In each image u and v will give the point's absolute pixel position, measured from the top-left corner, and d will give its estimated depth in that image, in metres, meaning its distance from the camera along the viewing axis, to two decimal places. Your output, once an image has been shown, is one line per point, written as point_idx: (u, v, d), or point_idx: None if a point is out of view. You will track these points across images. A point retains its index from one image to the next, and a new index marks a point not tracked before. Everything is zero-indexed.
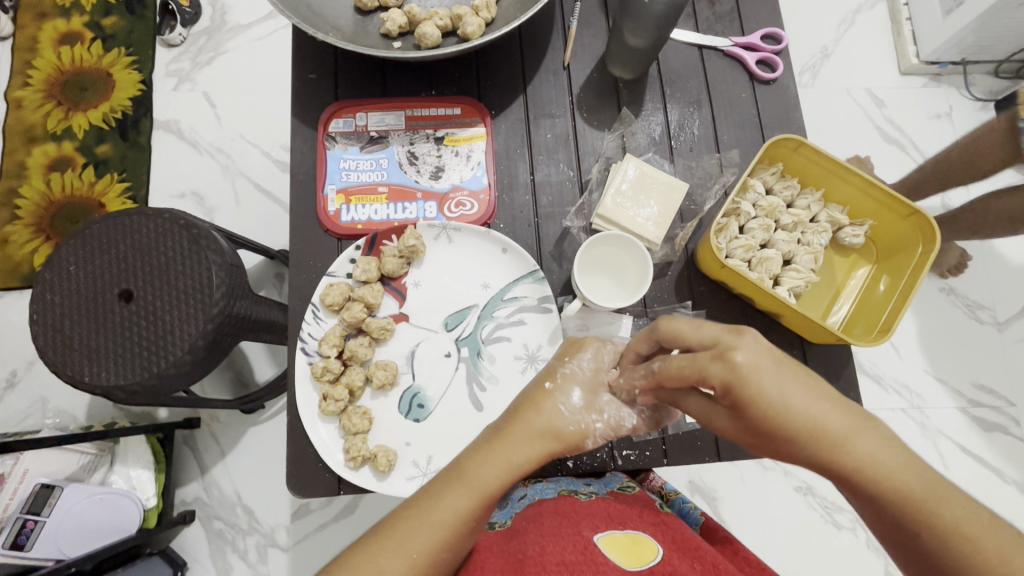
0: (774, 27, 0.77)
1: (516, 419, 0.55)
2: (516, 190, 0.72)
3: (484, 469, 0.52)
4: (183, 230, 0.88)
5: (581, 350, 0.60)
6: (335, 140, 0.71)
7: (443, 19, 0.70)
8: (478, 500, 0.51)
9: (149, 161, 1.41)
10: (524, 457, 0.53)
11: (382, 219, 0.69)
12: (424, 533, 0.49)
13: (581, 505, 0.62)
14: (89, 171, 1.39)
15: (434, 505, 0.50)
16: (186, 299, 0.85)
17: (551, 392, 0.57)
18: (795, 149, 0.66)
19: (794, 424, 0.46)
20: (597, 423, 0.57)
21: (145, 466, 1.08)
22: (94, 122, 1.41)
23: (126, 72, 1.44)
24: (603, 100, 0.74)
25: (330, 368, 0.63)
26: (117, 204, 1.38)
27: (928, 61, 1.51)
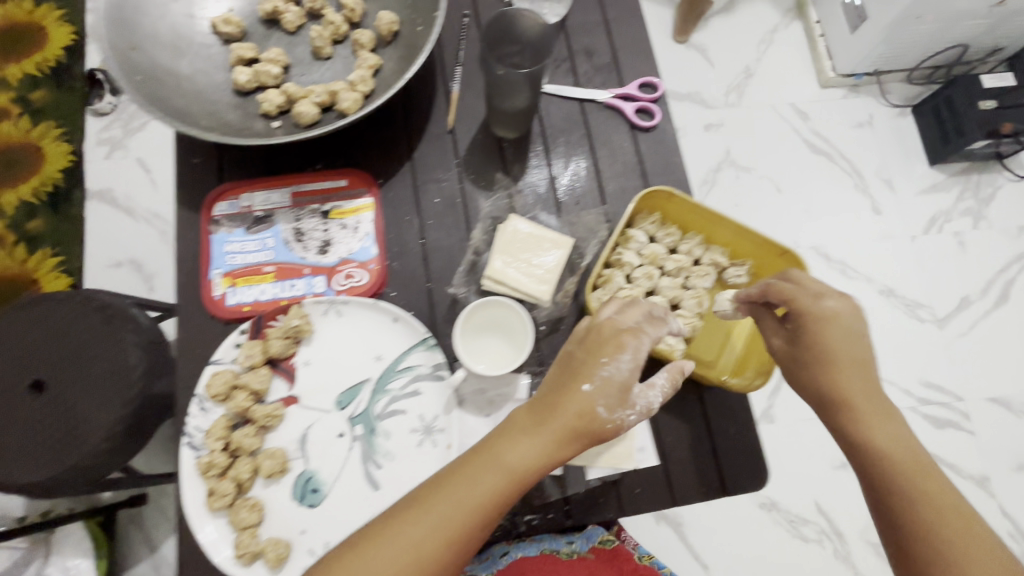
0: (650, 76, 0.79)
1: (546, 405, 0.52)
2: (406, 256, 0.71)
3: (516, 450, 0.50)
4: (96, 312, 0.92)
5: (620, 349, 0.52)
6: (220, 223, 0.71)
7: (320, 95, 0.71)
8: (508, 480, 0.49)
9: (82, 233, 1.39)
10: (547, 437, 0.50)
11: (270, 299, 0.69)
12: (453, 511, 0.49)
13: (563, 563, 0.70)
14: (20, 248, 1.37)
15: (462, 478, 0.50)
16: (103, 384, 0.88)
17: (596, 386, 0.51)
18: (668, 199, 0.68)
19: (835, 392, 0.54)
20: (630, 416, 0.52)
21: (83, 554, 1.06)
22: (24, 198, 1.39)
23: (56, 144, 1.43)
24: (489, 160, 0.75)
25: (214, 463, 0.61)
26: (52, 278, 1.35)
27: (845, 74, 1.58)
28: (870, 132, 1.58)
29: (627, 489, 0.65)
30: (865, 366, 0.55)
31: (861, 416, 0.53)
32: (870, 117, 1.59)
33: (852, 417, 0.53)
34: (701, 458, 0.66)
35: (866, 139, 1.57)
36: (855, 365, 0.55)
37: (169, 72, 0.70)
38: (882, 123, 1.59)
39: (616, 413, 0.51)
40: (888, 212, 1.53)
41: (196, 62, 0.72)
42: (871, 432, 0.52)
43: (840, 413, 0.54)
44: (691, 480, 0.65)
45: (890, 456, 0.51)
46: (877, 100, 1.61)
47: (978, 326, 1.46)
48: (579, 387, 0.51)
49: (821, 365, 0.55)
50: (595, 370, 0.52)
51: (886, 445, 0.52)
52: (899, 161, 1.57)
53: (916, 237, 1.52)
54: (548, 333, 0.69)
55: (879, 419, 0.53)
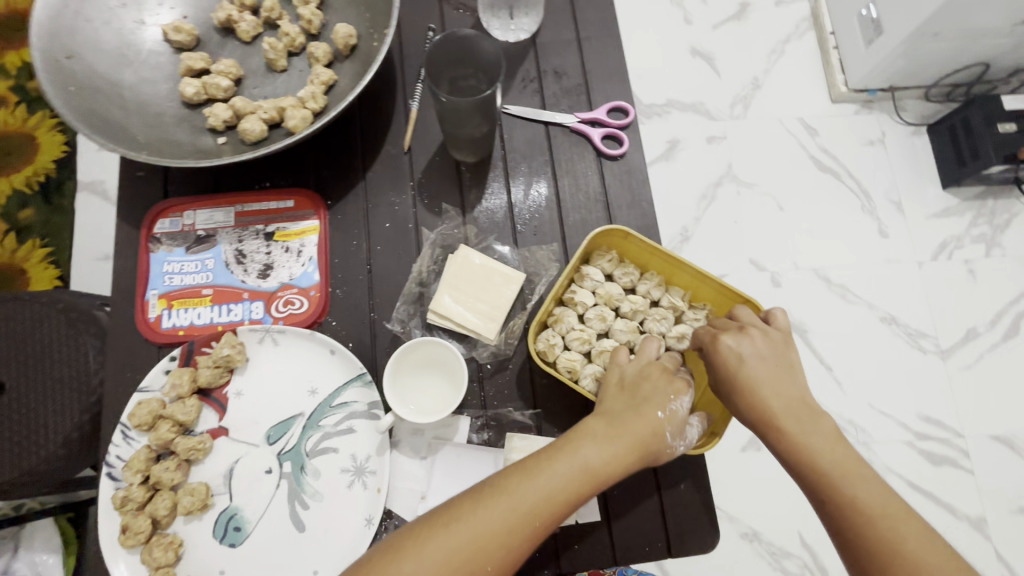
0: (621, 100, 0.75)
1: (623, 417, 0.54)
2: (351, 283, 0.68)
3: (598, 450, 0.52)
4: (61, 314, 0.92)
5: (688, 388, 0.57)
6: (160, 241, 0.68)
7: (267, 111, 0.68)
8: (587, 482, 0.51)
9: (72, 224, 1.40)
10: (620, 447, 0.52)
11: (206, 323, 0.66)
12: (532, 499, 0.49)
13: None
14: (11, 237, 1.38)
15: (544, 470, 0.51)
16: (62, 388, 0.88)
17: (667, 411, 0.55)
18: (626, 238, 0.64)
19: (759, 414, 0.55)
20: (679, 446, 0.56)
21: (53, 550, 1.12)
22: (18, 186, 1.40)
23: (50, 134, 1.44)
24: (445, 184, 0.72)
25: (131, 497, 0.58)
26: (40, 269, 1.36)
27: (857, 89, 1.51)
28: (881, 150, 1.50)
29: (564, 544, 0.61)
30: (783, 384, 0.55)
31: (784, 430, 0.53)
32: (883, 135, 1.51)
33: (779, 434, 0.53)
34: (646, 516, 0.62)
35: (877, 158, 1.50)
36: (776, 382, 0.55)
37: (110, 84, 0.67)
38: (895, 142, 1.51)
39: (674, 443, 0.55)
40: (895, 236, 1.45)
41: (143, 72, 0.70)
42: (805, 448, 0.52)
43: (767, 433, 0.54)
44: (634, 539, 0.61)
45: (830, 471, 0.50)
46: (891, 117, 1.52)
47: (984, 359, 1.38)
48: (658, 409, 0.55)
49: (738, 391, 0.55)
50: (665, 401, 0.56)
51: (817, 453, 0.51)
52: (910, 183, 1.49)
53: (924, 263, 1.44)
54: (492, 373, 0.65)
55: (810, 432, 0.52)
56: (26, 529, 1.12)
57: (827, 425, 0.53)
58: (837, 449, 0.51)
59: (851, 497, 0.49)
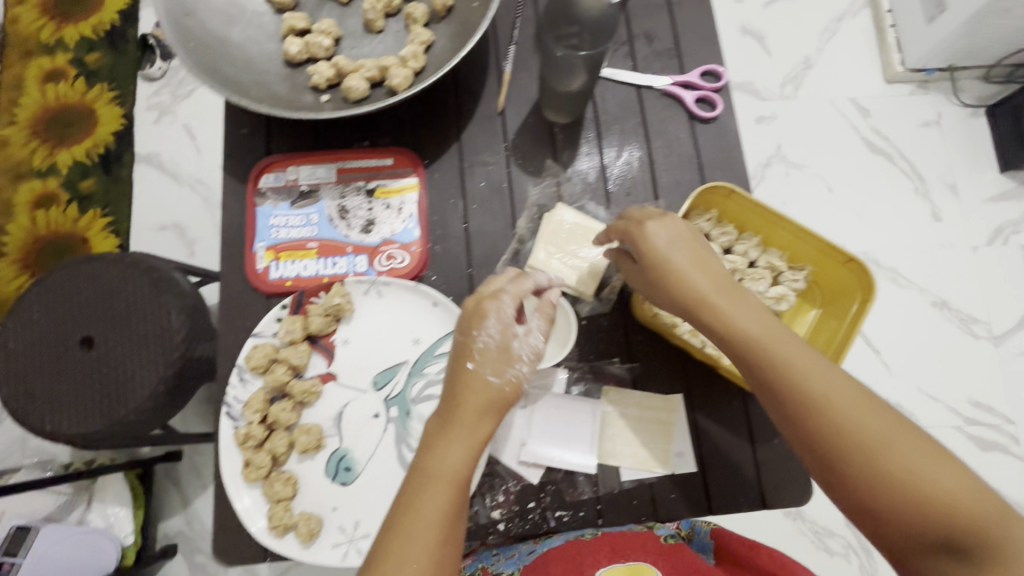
0: (713, 64, 0.75)
1: (448, 406, 0.47)
2: (449, 240, 0.70)
3: (439, 456, 0.45)
4: (144, 274, 0.94)
5: (483, 318, 0.50)
6: (266, 196, 0.71)
7: (370, 70, 0.69)
8: (449, 489, 0.44)
9: (130, 194, 1.43)
10: (452, 439, 0.46)
11: (312, 275, 0.69)
12: (420, 540, 0.42)
13: (586, 547, 0.58)
14: (72, 206, 1.42)
15: (411, 512, 0.43)
16: (147, 345, 0.91)
17: (499, 351, 0.49)
18: (727, 196, 0.64)
19: (692, 303, 0.51)
20: (523, 366, 0.49)
21: (122, 503, 1.15)
22: (78, 158, 1.44)
23: (108, 106, 1.47)
24: (538, 145, 0.73)
25: (252, 435, 0.61)
26: (100, 237, 1.41)
27: (914, 68, 1.42)
28: (937, 133, 1.42)
29: (662, 494, 0.63)
30: (708, 264, 0.53)
31: (717, 307, 0.50)
32: (939, 117, 1.43)
33: (713, 312, 0.50)
34: (742, 469, 0.63)
35: (932, 141, 1.42)
36: (693, 268, 0.52)
37: (221, 42, 0.70)
38: (952, 124, 1.43)
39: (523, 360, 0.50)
40: (948, 220, 1.38)
41: (249, 31, 0.72)
42: (734, 324, 0.49)
43: (697, 313, 0.51)
44: (730, 489, 0.63)
45: (763, 342, 0.48)
46: (947, 98, 1.44)
47: None
48: (466, 370, 0.48)
49: (665, 278, 0.53)
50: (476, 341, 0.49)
51: (748, 327, 0.49)
52: (967, 165, 1.42)
53: (978, 247, 1.38)
54: (588, 329, 0.67)
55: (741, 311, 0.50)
56: (98, 483, 1.15)
57: (753, 300, 0.51)
58: (771, 327, 0.49)
59: (796, 369, 0.47)
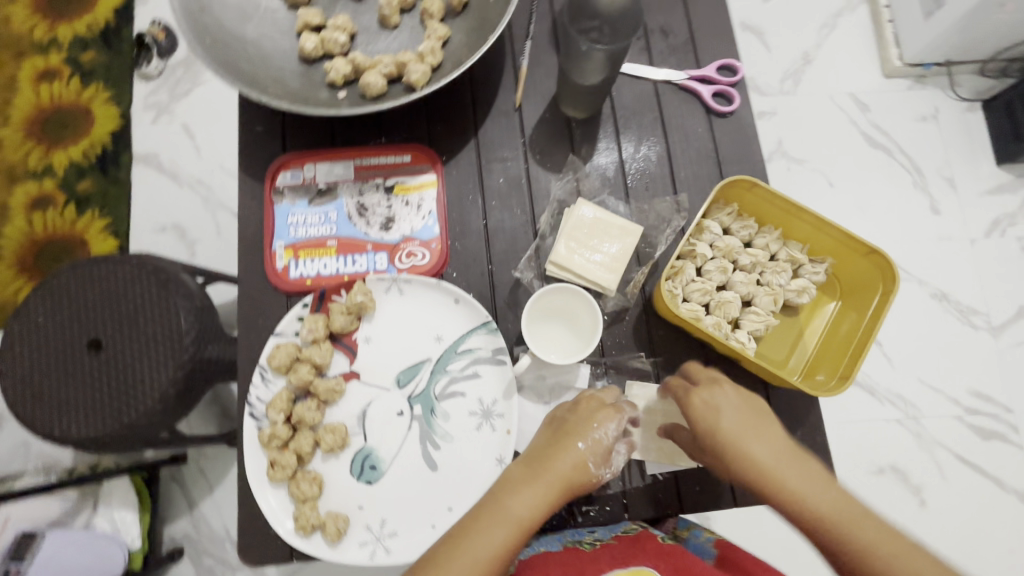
0: (729, 58, 0.75)
1: (540, 466, 0.55)
2: (469, 236, 0.70)
3: (515, 498, 0.52)
4: (151, 276, 0.93)
5: (610, 416, 0.58)
6: (283, 194, 0.70)
7: (388, 66, 0.69)
8: (514, 532, 0.50)
9: (130, 195, 1.41)
10: (527, 499, 0.52)
11: (332, 273, 0.68)
12: (470, 564, 0.48)
13: (587, 556, 0.58)
14: (70, 208, 1.40)
15: (475, 535, 0.50)
16: (156, 347, 0.89)
17: (595, 446, 0.57)
18: (749, 189, 0.64)
19: (740, 462, 0.53)
20: (607, 472, 0.58)
21: (129, 507, 1.12)
22: (74, 158, 1.41)
23: (105, 106, 1.44)
24: (556, 140, 0.73)
25: (276, 435, 0.61)
26: (100, 239, 1.38)
27: (912, 63, 1.40)
28: (935, 128, 1.40)
29: (687, 486, 0.63)
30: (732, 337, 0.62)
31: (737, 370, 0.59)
32: (936, 111, 1.40)
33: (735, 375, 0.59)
34: None
35: (930, 136, 1.39)
36: (750, 426, 0.54)
37: (236, 39, 0.69)
38: (949, 119, 1.40)
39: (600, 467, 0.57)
40: (948, 213, 1.36)
41: (263, 28, 0.71)
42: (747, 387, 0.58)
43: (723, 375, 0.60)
44: None
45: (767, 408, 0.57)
46: (944, 92, 1.42)
47: None
48: (574, 449, 0.56)
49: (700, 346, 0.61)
50: (587, 430, 0.57)
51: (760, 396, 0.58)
52: (964, 159, 1.39)
53: (976, 240, 1.35)
54: (610, 323, 0.67)
55: (798, 474, 0.51)
56: (103, 488, 1.14)
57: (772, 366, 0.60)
58: (837, 493, 0.49)
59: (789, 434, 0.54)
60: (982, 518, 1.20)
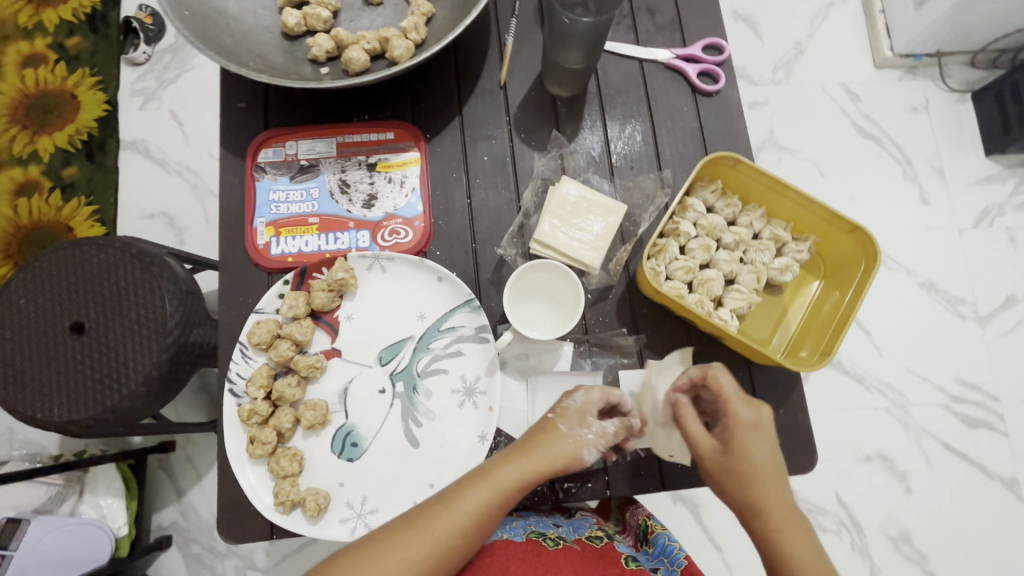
0: (716, 37, 0.75)
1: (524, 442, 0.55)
2: (452, 215, 0.70)
3: (501, 467, 0.53)
4: (134, 259, 0.91)
5: (573, 390, 0.59)
6: (265, 170, 0.69)
7: (371, 42, 0.68)
8: (493, 498, 0.52)
9: (116, 182, 1.40)
10: (506, 473, 0.53)
11: (314, 251, 0.68)
12: (448, 525, 0.50)
13: (548, 555, 0.58)
14: (56, 194, 1.38)
15: (460, 498, 0.51)
16: (139, 330, 0.89)
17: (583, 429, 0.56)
18: (732, 166, 0.64)
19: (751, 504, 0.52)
20: (588, 434, 0.57)
21: (115, 494, 1.12)
22: (60, 145, 1.40)
23: (91, 92, 1.42)
24: (541, 119, 0.72)
25: (256, 411, 0.61)
26: (86, 227, 1.37)
27: (903, 54, 1.40)
28: (925, 118, 1.40)
29: (669, 464, 0.64)
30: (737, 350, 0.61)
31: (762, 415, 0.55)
32: (927, 101, 1.41)
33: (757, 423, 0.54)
34: None
35: (920, 126, 1.39)
36: (772, 476, 0.52)
37: (217, 13, 0.68)
38: (939, 109, 1.41)
39: (586, 446, 0.56)
40: (937, 203, 1.36)
41: (244, 3, 0.70)
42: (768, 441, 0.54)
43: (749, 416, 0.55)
44: None
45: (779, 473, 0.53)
46: (936, 83, 1.42)
47: None
48: (545, 420, 0.57)
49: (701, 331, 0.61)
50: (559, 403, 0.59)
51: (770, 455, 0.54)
52: (954, 150, 1.39)
53: (964, 231, 1.35)
54: (594, 302, 0.67)
55: (796, 539, 0.50)
56: (88, 474, 1.13)
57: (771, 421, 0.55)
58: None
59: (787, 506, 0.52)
60: (967, 505, 1.22)
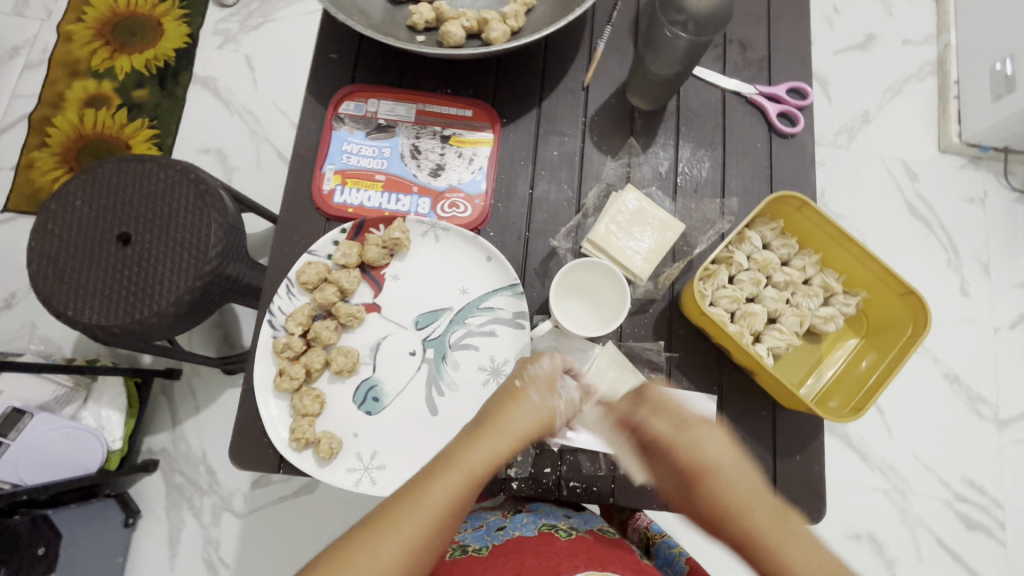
0: (801, 82, 0.75)
1: (494, 415, 0.54)
2: (512, 200, 0.71)
3: (469, 449, 0.52)
4: (190, 184, 0.94)
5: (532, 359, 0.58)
6: (343, 122, 0.71)
7: (470, 20, 0.70)
8: (466, 484, 0.51)
9: (180, 112, 1.44)
10: (475, 458, 0.51)
11: (374, 207, 0.69)
12: (422, 514, 0.49)
13: (561, 546, 0.59)
14: (122, 112, 1.42)
15: (432, 484, 0.50)
16: (181, 252, 0.91)
17: (518, 398, 0.55)
18: (798, 209, 0.65)
19: (735, 515, 0.51)
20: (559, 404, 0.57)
21: (116, 408, 1.14)
22: (136, 67, 1.45)
23: (175, 24, 1.47)
24: (616, 126, 0.73)
25: (291, 346, 0.62)
26: (143, 148, 1.41)
27: (969, 143, 1.38)
28: (979, 210, 1.38)
29: None
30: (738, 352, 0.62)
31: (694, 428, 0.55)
32: (984, 195, 1.39)
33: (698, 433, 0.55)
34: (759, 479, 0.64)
35: (972, 218, 1.38)
36: (740, 478, 0.53)
37: None
38: (995, 205, 1.39)
39: (517, 411, 0.54)
40: (976, 298, 1.34)
41: None
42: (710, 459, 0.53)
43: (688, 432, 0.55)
44: None
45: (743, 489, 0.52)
46: (997, 179, 1.40)
47: None
48: (515, 387, 0.56)
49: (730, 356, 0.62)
50: (524, 368, 0.58)
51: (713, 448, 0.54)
52: (1003, 248, 1.37)
53: (999, 330, 1.33)
54: (634, 311, 0.68)
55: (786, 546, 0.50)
56: (97, 381, 1.15)
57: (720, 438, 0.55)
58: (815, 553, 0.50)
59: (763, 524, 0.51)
60: None
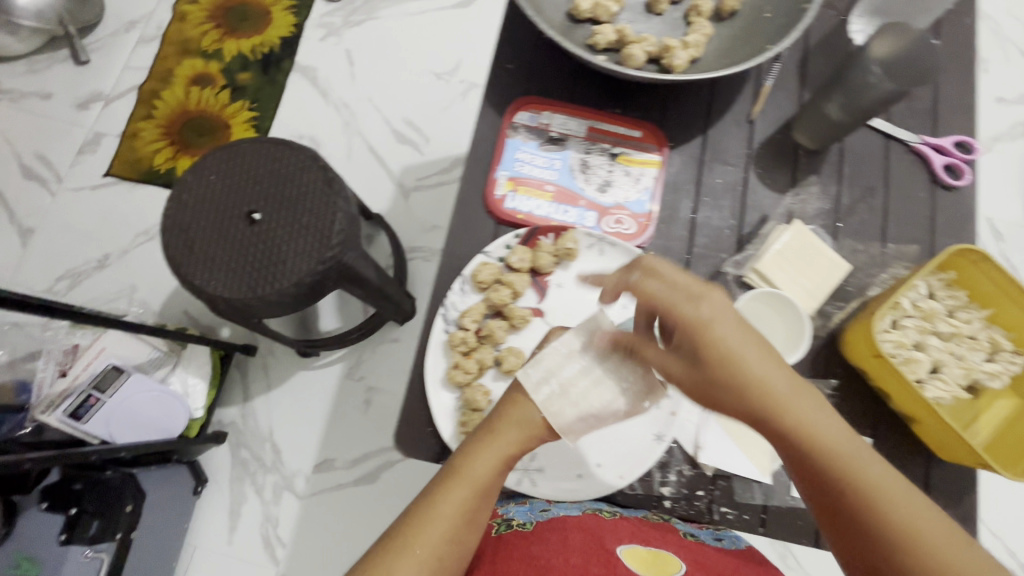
0: (967, 136, 0.75)
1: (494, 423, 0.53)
2: (675, 223, 0.72)
3: (474, 462, 0.50)
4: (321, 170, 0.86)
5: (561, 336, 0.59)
6: (518, 131, 0.74)
7: (653, 46, 0.72)
8: (472, 495, 0.49)
9: (279, 98, 1.40)
10: (480, 470, 0.50)
11: (544, 216, 0.72)
12: (435, 531, 0.47)
13: (606, 524, 0.58)
14: (225, 93, 1.40)
15: (437, 503, 0.48)
16: (307, 235, 0.82)
17: (515, 404, 0.53)
18: (974, 262, 0.65)
19: (750, 397, 0.45)
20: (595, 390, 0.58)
21: (202, 377, 1.07)
22: (242, 50, 1.43)
23: (283, 13, 1.46)
24: (781, 162, 0.75)
25: (465, 341, 0.65)
26: (240, 129, 1.37)
27: None
28: None
29: None
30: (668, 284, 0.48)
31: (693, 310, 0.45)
32: None
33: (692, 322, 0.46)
34: None
35: None
36: (775, 376, 0.45)
37: None
38: None
39: (520, 410, 0.53)
40: None
41: None
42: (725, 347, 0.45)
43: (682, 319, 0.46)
44: None
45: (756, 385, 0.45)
46: None
47: None
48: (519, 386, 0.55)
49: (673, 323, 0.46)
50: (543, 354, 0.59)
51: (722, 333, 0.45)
52: None
53: None
54: None
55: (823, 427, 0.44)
56: (188, 348, 1.08)
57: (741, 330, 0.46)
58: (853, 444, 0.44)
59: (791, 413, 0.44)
60: None
